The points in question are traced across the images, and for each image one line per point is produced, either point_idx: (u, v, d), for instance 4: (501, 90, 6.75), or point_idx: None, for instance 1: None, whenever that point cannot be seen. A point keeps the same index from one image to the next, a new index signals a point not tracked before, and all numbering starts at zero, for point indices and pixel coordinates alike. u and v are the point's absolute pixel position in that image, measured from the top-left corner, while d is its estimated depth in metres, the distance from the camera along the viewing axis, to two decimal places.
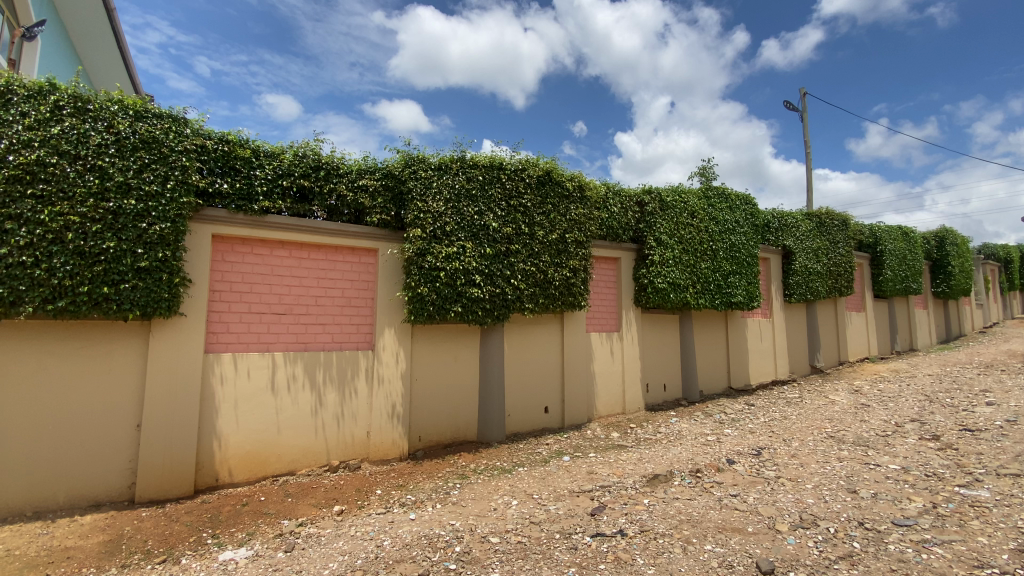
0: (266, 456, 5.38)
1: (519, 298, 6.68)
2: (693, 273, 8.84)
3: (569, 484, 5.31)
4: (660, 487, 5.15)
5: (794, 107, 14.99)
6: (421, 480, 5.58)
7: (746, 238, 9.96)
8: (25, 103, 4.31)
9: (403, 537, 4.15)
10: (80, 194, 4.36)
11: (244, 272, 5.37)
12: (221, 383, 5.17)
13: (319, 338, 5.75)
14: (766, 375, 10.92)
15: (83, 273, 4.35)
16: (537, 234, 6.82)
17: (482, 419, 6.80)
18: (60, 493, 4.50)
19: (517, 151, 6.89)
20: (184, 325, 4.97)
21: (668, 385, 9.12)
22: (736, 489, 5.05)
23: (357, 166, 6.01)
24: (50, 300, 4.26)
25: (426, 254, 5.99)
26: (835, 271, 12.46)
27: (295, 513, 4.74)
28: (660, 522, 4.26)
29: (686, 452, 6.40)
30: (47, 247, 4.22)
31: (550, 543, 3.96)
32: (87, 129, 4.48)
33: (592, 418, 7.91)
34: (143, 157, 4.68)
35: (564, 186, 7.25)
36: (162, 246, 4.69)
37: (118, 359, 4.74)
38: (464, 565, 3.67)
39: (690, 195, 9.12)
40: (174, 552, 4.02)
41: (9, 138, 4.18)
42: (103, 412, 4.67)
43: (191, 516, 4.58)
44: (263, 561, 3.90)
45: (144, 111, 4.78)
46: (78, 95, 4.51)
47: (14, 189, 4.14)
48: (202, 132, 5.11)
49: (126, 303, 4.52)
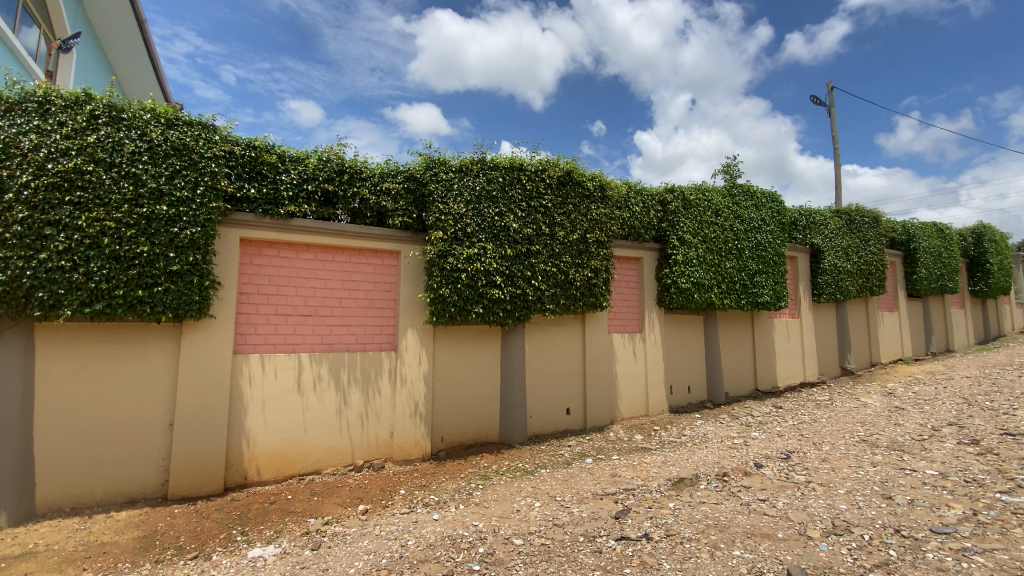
0: (293, 455, 5.48)
1: (540, 299, 6.65)
2: (718, 273, 8.68)
3: (592, 486, 5.25)
4: (686, 491, 5.06)
5: (822, 102, 14.58)
6: (444, 480, 5.60)
7: (773, 237, 9.74)
8: (63, 113, 4.48)
9: (427, 538, 4.17)
10: (116, 200, 4.51)
11: (271, 275, 5.49)
12: (250, 383, 5.29)
13: (344, 339, 5.83)
14: (795, 377, 10.66)
15: (118, 276, 4.49)
16: (558, 234, 6.78)
17: (504, 420, 6.79)
18: (97, 489, 4.66)
19: (538, 151, 6.87)
20: (213, 326, 5.09)
21: (692, 387, 8.99)
22: (765, 494, 4.93)
23: (379, 169, 6.07)
24: (87, 303, 4.42)
25: (447, 256, 6.02)
26: (866, 270, 12.08)
27: (321, 511, 4.81)
28: (687, 526, 4.19)
29: (713, 455, 6.28)
30: (84, 252, 4.37)
31: (575, 546, 3.93)
32: (121, 137, 4.63)
33: (615, 419, 7.83)
34: (174, 164, 4.81)
35: (585, 186, 7.20)
36: (193, 250, 4.82)
37: (151, 360, 4.88)
38: (488, 566, 3.66)
39: (714, 194, 8.96)
40: (205, 548, 4.12)
41: (47, 147, 4.35)
42: (138, 412, 4.83)
43: (221, 514, 4.68)
44: (291, 559, 3.97)
45: (175, 119, 4.92)
46: (112, 105, 4.67)
47: (54, 196, 4.31)
48: (230, 138, 5.23)
49: (159, 306, 4.65)
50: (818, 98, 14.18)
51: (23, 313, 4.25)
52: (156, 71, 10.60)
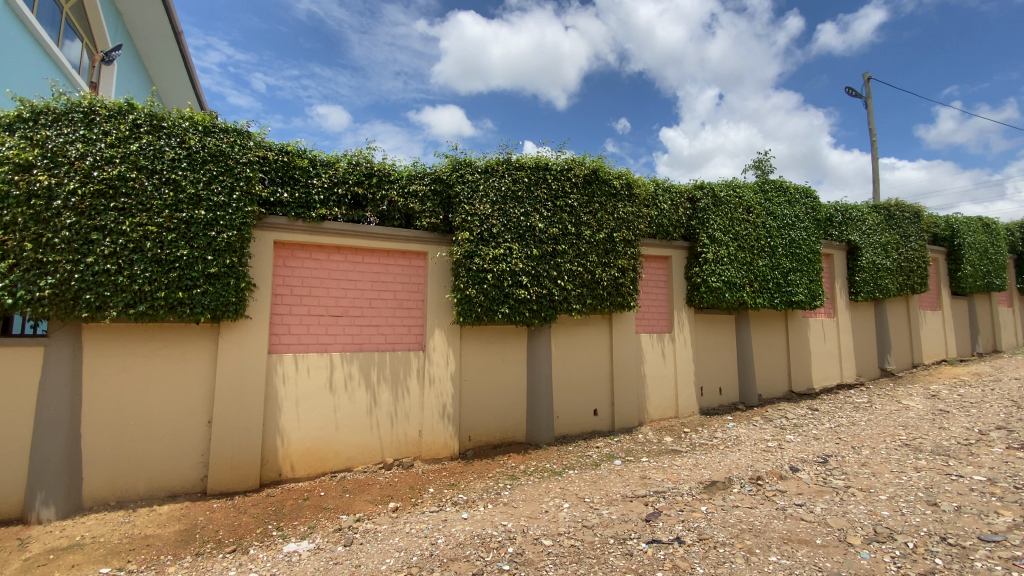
0: (325, 453, 5.59)
1: (566, 299, 6.61)
2: (750, 272, 8.46)
3: (622, 488, 5.19)
4: (718, 494, 4.95)
5: (858, 93, 14.05)
6: (472, 480, 5.62)
7: (807, 234, 9.45)
8: (106, 123, 4.68)
9: (456, 536, 4.19)
10: (157, 206, 4.70)
11: (304, 276, 5.62)
12: (284, 382, 5.43)
13: (374, 339, 5.93)
14: (831, 378, 10.32)
15: (160, 278, 4.67)
16: (584, 234, 6.73)
17: (532, 421, 6.78)
18: (141, 484, 4.86)
19: (563, 150, 6.83)
20: (249, 326, 5.24)
21: (724, 388, 8.79)
22: (802, 499, 4.78)
23: (407, 171, 6.14)
24: (132, 304, 4.61)
25: (473, 257, 6.05)
26: (907, 267, 11.60)
27: (353, 508, 4.90)
28: (720, 531, 4.09)
29: (746, 458, 6.13)
30: (128, 256, 4.57)
31: (605, 548, 3.89)
32: (162, 145, 4.82)
33: (643, 421, 7.72)
34: (211, 170, 4.97)
35: (611, 185, 7.13)
36: (229, 253, 4.97)
37: (190, 360, 5.06)
38: (518, 566, 3.66)
39: (745, 190, 8.74)
40: (243, 542, 4.25)
41: (93, 156, 4.55)
42: (178, 410, 5.01)
43: (257, 509, 4.82)
44: (325, 554, 4.05)
45: (211, 127, 5.08)
46: (153, 114, 4.85)
47: (100, 203, 4.51)
48: (264, 143, 5.37)
49: (198, 307, 4.81)
50: (853, 89, 13.69)
51: (72, 315, 4.45)
52: (191, 80, 10.99)
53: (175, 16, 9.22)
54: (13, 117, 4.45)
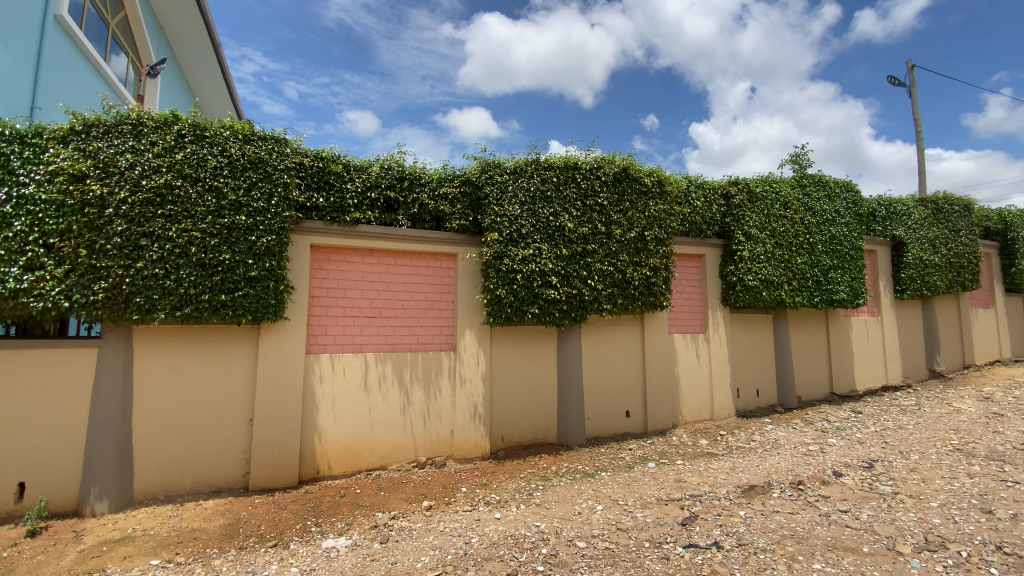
0: (360, 451, 5.71)
1: (596, 299, 6.55)
2: (789, 269, 8.20)
3: (656, 491, 5.11)
4: (758, 499, 4.82)
5: (901, 81, 13.43)
6: (504, 480, 5.64)
7: (848, 229, 9.09)
8: (153, 133, 4.90)
9: (490, 536, 4.22)
10: (201, 212, 4.89)
11: (339, 279, 5.76)
12: (321, 382, 5.57)
13: (406, 339, 6.03)
14: (875, 380, 9.91)
15: (204, 282, 4.86)
16: (614, 233, 6.65)
17: (563, 422, 6.74)
18: (187, 479, 5.07)
19: (592, 149, 6.78)
20: (288, 327, 5.40)
21: (761, 390, 8.55)
22: (847, 505, 4.60)
23: (437, 174, 6.22)
24: (178, 307, 4.80)
25: (503, 258, 6.07)
26: (957, 263, 11.02)
27: (388, 506, 4.99)
28: (760, 536, 3.99)
29: (785, 462, 5.94)
30: (175, 260, 4.77)
31: (640, 551, 3.84)
32: (205, 154, 5.01)
33: (677, 423, 7.58)
34: (251, 176, 5.14)
35: (642, 182, 7.03)
36: (269, 257, 5.12)
37: (232, 360, 5.25)
38: (552, 567, 3.65)
39: (782, 185, 8.47)
40: (284, 537, 4.38)
41: (142, 166, 4.77)
42: (221, 408, 5.20)
43: (297, 505, 4.96)
44: (362, 551, 4.14)
45: (251, 135, 5.25)
46: (196, 124, 5.05)
47: (148, 210, 4.73)
48: (300, 150, 5.52)
49: (239, 309, 4.98)
50: (895, 78, 13.10)
51: (123, 317, 4.68)
52: (229, 90, 11.41)
53: (213, 29, 9.59)
54: (67, 130, 4.70)
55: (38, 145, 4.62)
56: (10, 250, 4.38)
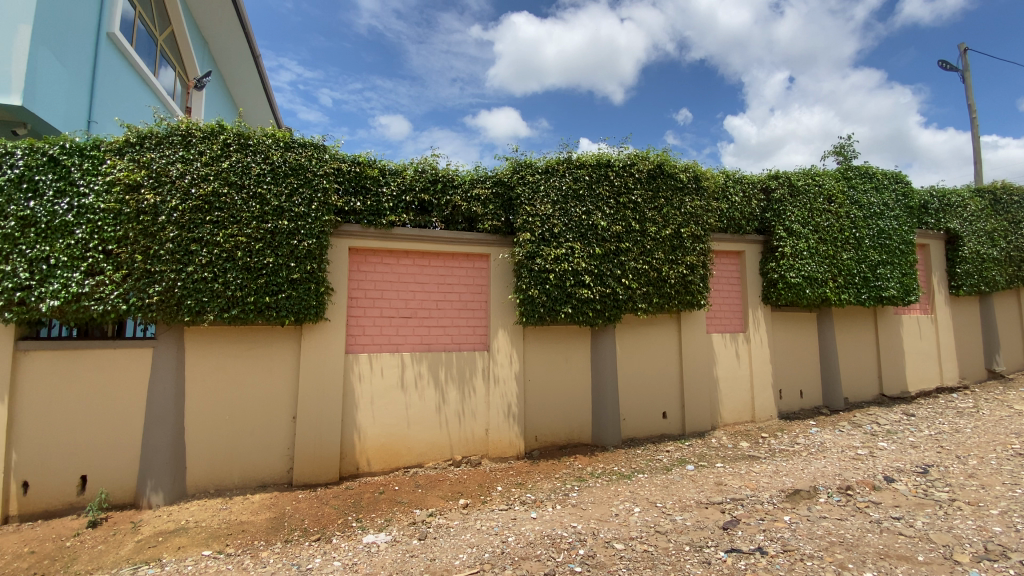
0: (398, 448, 5.82)
1: (631, 298, 6.46)
2: (834, 266, 7.87)
3: (696, 494, 5.00)
4: (803, 504, 4.65)
5: (954, 65, 12.66)
6: (539, 479, 5.64)
7: (898, 223, 8.66)
8: (202, 143, 5.13)
9: (526, 535, 4.23)
10: (246, 218, 5.08)
11: (375, 280, 5.89)
12: (360, 381, 5.71)
13: (441, 339, 6.11)
14: (929, 381, 9.41)
15: (250, 285, 5.05)
16: (649, 230, 6.55)
17: (598, 422, 6.68)
18: (236, 474, 5.29)
19: (625, 146, 6.69)
20: (328, 327, 5.56)
21: (805, 391, 8.25)
22: (899, 512, 4.39)
23: (470, 176, 6.27)
24: (225, 309, 5.01)
25: (535, 257, 6.07)
26: (1018, 256, 10.34)
27: (426, 503, 5.07)
28: (807, 542, 3.85)
29: (832, 466, 5.71)
30: (222, 265, 4.98)
31: (680, 554, 3.77)
32: (249, 162, 5.20)
33: (716, 425, 7.41)
34: (292, 182, 5.32)
35: (678, 178, 6.89)
36: (310, 260, 5.29)
37: (276, 360, 5.45)
38: (589, 569, 3.63)
39: (826, 177, 8.14)
40: (326, 532, 4.51)
41: (191, 174, 5.00)
42: (266, 406, 5.41)
43: (338, 500, 5.10)
44: (401, 546, 4.22)
45: (291, 142, 5.43)
46: (240, 133, 5.26)
47: (197, 217, 4.95)
48: (338, 155, 5.67)
49: (283, 311, 5.16)
50: (947, 63, 12.38)
51: (176, 318, 4.92)
52: (269, 99, 11.86)
53: (253, 41, 9.98)
54: (123, 142, 4.97)
55: (96, 158, 4.90)
56: (73, 257, 4.69)
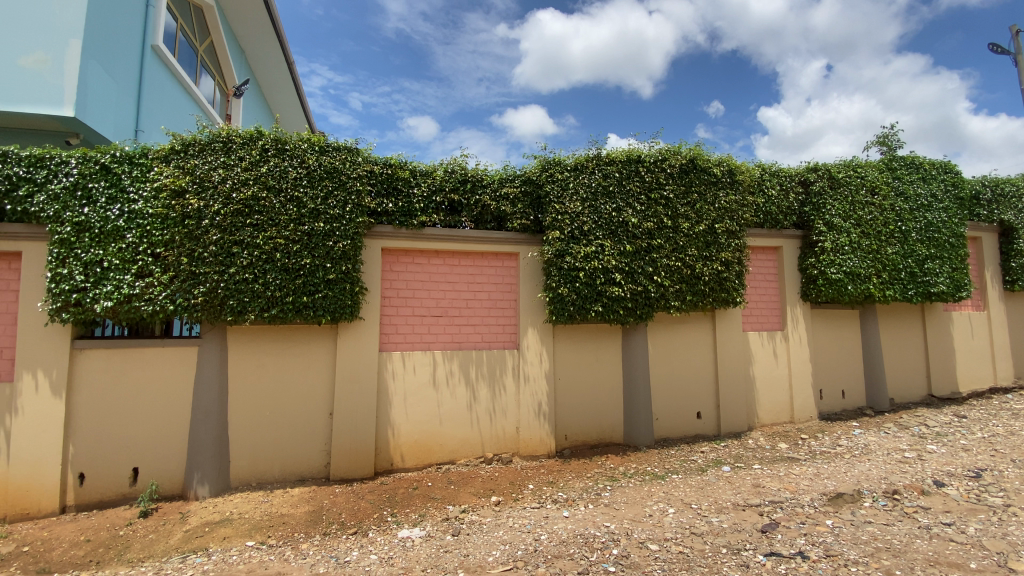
0: (431, 445, 5.91)
1: (663, 296, 6.36)
2: (877, 261, 7.55)
3: (732, 496, 4.89)
4: (846, 508, 4.49)
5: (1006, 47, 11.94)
6: (571, 478, 5.63)
7: (947, 215, 8.24)
8: (242, 149, 5.32)
9: (559, 534, 4.23)
10: (284, 220, 5.25)
11: (407, 280, 6.00)
12: (393, 378, 5.83)
13: (471, 337, 6.17)
14: (982, 381, 8.94)
15: (288, 285, 5.21)
16: (681, 226, 6.44)
17: (630, 422, 6.61)
18: (276, 468, 5.47)
19: (656, 141, 6.59)
20: (363, 327, 5.68)
21: (848, 391, 7.95)
22: (950, 517, 4.18)
23: (498, 175, 6.29)
24: (265, 308, 5.18)
25: (565, 255, 6.05)
26: None
27: (458, 499, 5.13)
28: (851, 548, 3.72)
29: (877, 470, 5.49)
30: (262, 266, 5.16)
31: (716, 557, 3.71)
32: (287, 166, 5.37)
33: (753, 426, 7.23)
34: (327, 185, 5.45)
35: (711, 173, 6.74)
36: (345, 261, 5.42)
37: (314, 358, 5.61)
38: (623, 569, 3.61)
39: (868, 168, 7.80)
40: (363, 525, 4.63)
41: (232, 179, 5.19)
42: (304, 403, 5.57)
43: (373, 495, 5.22)
44: (435, 542, 4.29)
45: (326, 146, 5.58)
46: (278, 139, 5.42)
47: (238, 220, 5.14)
48: (371, 158, 5.78)
49: (319, 310, 5.30)
50: (997, 45, 11.68)
51: (219, 318, 5.13)
52: (302, 103, 12.18)
53: (287, 47, 10.26)
54: (168, 149, 5.20)
55: (145, 165, 5.15)
56: (125, 260, 4.94)
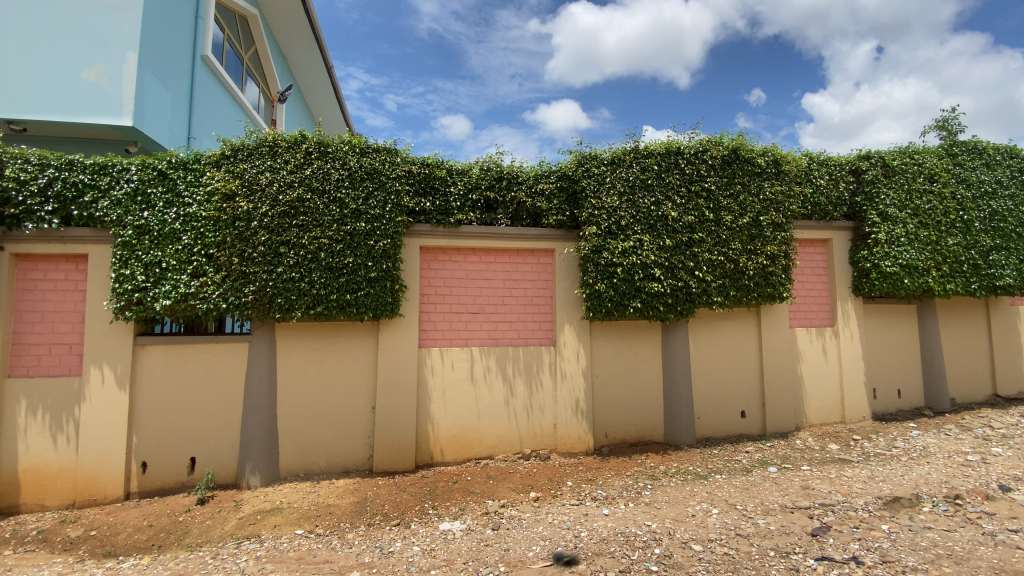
0: (469, 440, 5.99)
1: (705, 292, 6.21)
2: (937, 252, 7.12)
3: (780, 498, 4.73)
4: (903, 513, 4.27)
5: None
6: (610, 476, 5.59)
7: (1015, 202, 7.68)
8: (287, 153, 5.52)
9: (600, 531, 4.20)
10: (328, 221, 5.41)
11: (445, 277, 6.08)
12: (432, 374, 5.93)
13: (508, 334, 6.21)
14: None
15: (332, 284, 5.38)
16: (723, 219, 6.26)
17: (670, 420, 6.50)
18: (322, 460, 5.67)
19: (697, 131, 6.42)
20: (402, 324, 5.81)
21: (904, 391, 7.55)
22: (1019, 525, 3.92)
23: (533, 171, 6.27)
24: (311, 306, 5.37)
25: (602, 251, 5.98)
26: None
27: (497, 494, 5.18)
28: (909, 554, 3.54)
29: (937, 473, 5.20)
30: (307, 265, 5.34)
31: (763, 559, 3.61)
32: (329, 169, 5.53)
33: (801, 425, 6.96)
34: (368, 186, 5.59)
35: (755, 163, 6.52)
36: (386, 260, 5.55)
37: (356, 354, 5.77)
38: (666, 568, 3.56)
39: (926, 155, 7.36)
40: (405, 517, 4.74)
41: (279, 182, 5.39)
42: (347, 398, 5.75)
43: (415, 488, 5.33)
44: (476, 535, 4.35)
45: (366, 147, 5.72)
46: (321, 141, 5.59)
47: (285, 221, 5.34)
48: (409, 158, 5.88)
49: (362, 308, 5.45)
50: None
51: (268, 315, 5.35)
52: (341, 105, 12.52)
53: (326, 51, 10.56)
54: (219, 155, 5.45)
55: (198, 170, 5.41)
56: (181, 261, 5.22)
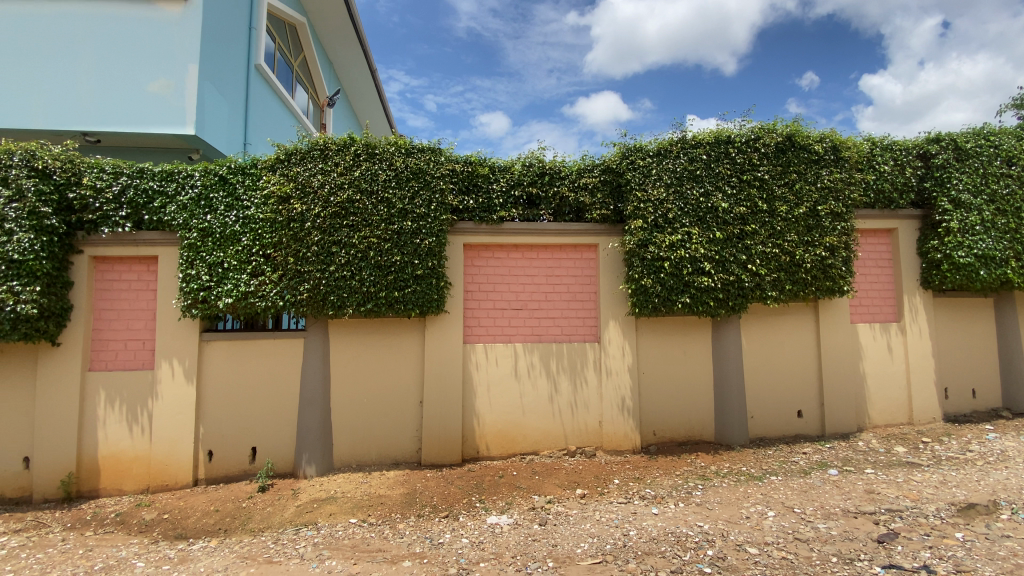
0: (515, 435, 6.04)
1: (758, 286, 5.98)
2: (1018, 241, 6.56)
3: (841, 502, 4.51)
4: (981, 520, 3.98)
5: None
6: (658, 475, 5.49)
7: None
8: (337, 155, 5.71)
9: (649, 530, 4.15)
10: (376, 220, 5.56)
11: (488, 274, 6.14)
12: (477, 370, 6.01)
13: (551, 330, 6.20)
14: None
15: (381, 281, 5.53)
16: (777, 210, 6.00)
17: (721, 419, 6.31)
18: (373, 451, 5.87)
19: (748, 119, 6.17)
20: (448, 320, 5.91)
21: (979, 391, 7.02)
22: None
23: (577, 166, 6.21)
24: (362, 303, 5.55)
25: (648, 245, 5.85)
26: None
27: (543, 490, 5.20)
28: (986, 564, 3.31)
29: (1019, 479, 4.81)
30: (357, 263, 5.51)
31: (824, 565, 3.46)
32: (377, 169, 5.69)
33: (863, 426, 6.61)
34: (414, 186, 5.71)
35: (812, 150, 6.21)
36: (431, 257, 5.66)
37: (404, 349, 5.92)
38: (719, 570, 3.48)
39: (1005, 135, 6.77)
40: (453, 509, 4.83)
41: (330, 183, 5.58)
42: (396, 392, 5.91)
43: (462, 481, 5.43)
44: (523, 530, 4.38)
45: (411, 148, 5.83)
46: (368, 143, 5.75)
47: (336, 221, 5.53)
48: (452, 157, 5.95)
49: (408, 304, 5.58)
50: None
51: (322, 312, 5.56)
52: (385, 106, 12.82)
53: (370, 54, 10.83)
54: (274, 159, 5.70)
55: (255, 174, 5.68)
56: (241, 261, 5.51)
